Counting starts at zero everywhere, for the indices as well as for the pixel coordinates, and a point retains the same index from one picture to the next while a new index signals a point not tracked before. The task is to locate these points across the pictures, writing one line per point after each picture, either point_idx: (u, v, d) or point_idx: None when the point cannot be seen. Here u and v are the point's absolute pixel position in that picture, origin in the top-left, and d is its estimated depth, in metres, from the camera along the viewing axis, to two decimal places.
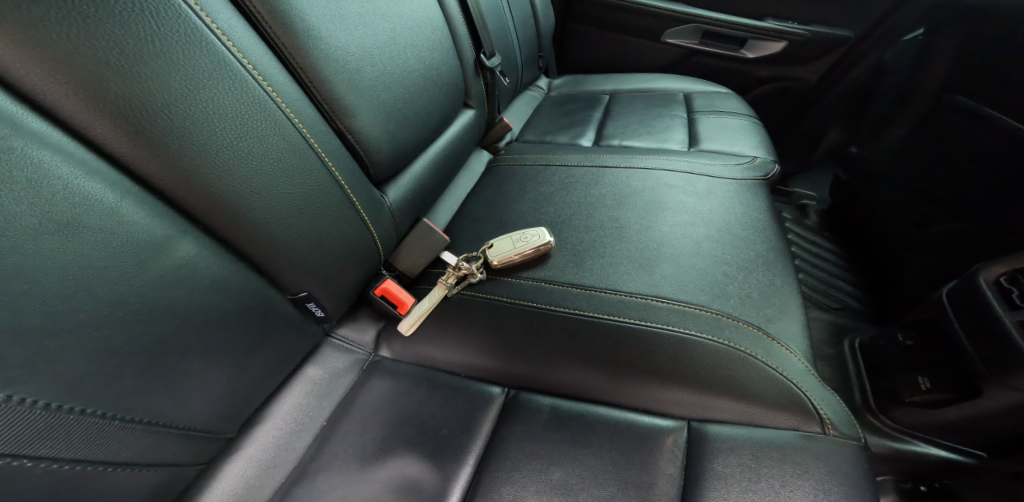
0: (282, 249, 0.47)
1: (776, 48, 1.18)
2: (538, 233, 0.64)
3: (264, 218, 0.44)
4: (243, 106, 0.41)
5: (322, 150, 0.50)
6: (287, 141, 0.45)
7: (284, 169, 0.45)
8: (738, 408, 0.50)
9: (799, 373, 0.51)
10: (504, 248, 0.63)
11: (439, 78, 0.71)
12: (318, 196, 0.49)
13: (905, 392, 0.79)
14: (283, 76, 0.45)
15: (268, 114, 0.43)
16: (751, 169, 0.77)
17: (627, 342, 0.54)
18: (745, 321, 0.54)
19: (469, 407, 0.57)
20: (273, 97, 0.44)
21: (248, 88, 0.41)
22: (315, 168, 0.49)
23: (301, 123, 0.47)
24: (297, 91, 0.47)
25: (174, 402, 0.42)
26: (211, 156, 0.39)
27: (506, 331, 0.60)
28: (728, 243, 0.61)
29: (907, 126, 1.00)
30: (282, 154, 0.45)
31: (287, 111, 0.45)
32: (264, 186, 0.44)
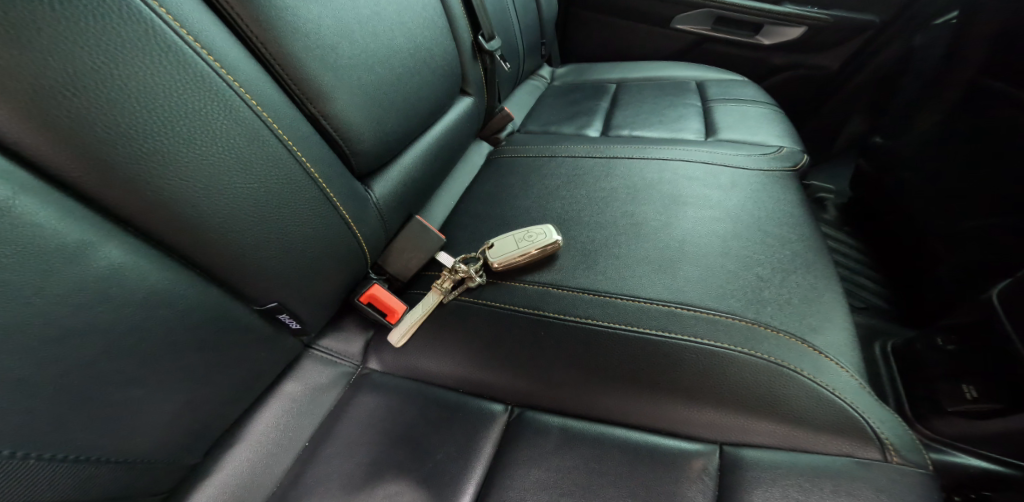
0: (241, 254, 0.40)
1: (794, 35, 1.11)
2: (544, 231, 0.56)
3: (216, 219, 0.37)
4: (179, 83, 0.34)
5: (289, 137, 0.42)
6: (243, 127, 0.38)
7: (237, 160, 0.38)
8: (781, 431, 0.44)
9: (852, 390, 0.44)
10: (506, 249, 0.56)
11: (432, 60, 0.64)
12: (283, 191, 0.42)
13: (947, 400, 0.71)
14: (236, 48, 0.38)
15: (213, 94, 0.36)
16: (777, 159, 0.70)
17: (649, 356, 0.47)
18: (786, 332, 0.47)
19: (467, 428, 0.50)
20: (222, 74, 0.36)
21: (187, 61, 0.34)
22: (279, 159, 0.41)
23: (259, 105, 0.39)
24: (255, 66, 0.40)
25: (114, 432, 0.36)
26: (137, 145, 0.32)
27: (509, 341, 0.53)
28: (758, 242, 0.54)
29: (938, 114, 0.93)
30: (237, 143, 0.38)
31: (240, 91, 0.38)
32: (211, 180, 0.36)
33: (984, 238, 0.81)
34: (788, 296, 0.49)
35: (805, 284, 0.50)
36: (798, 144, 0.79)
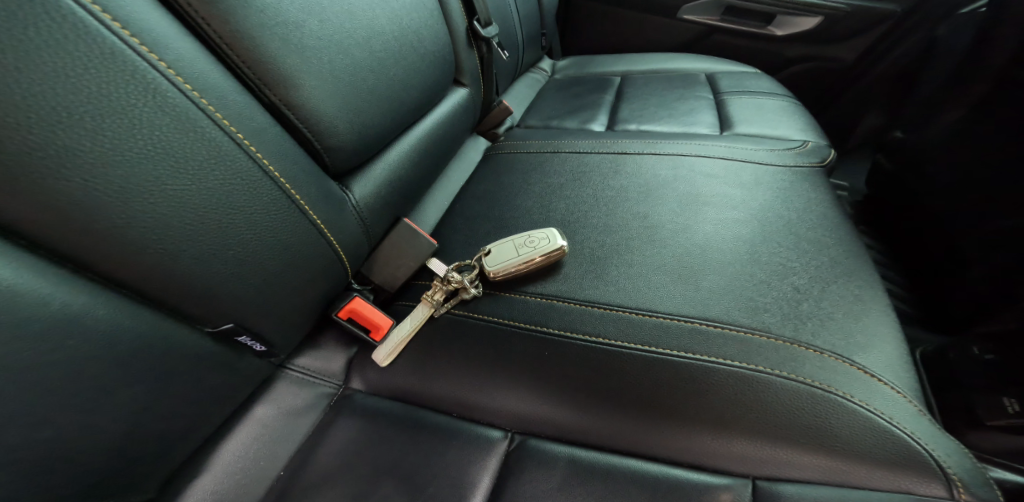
0: (180, 269, 0.34)
1: (809, 24, 1.05)
2: (547, 236, 0.50)
3: (142, 228, 0.31)
4: (80, 60, 0.27)
5: (238, 128, 0.36)
6: (177, 117, 0.32)
7: (166, 155, 0.31)
8: (828, 465, 0.37)
9: (909, 417, 0.38)
10: (505, 256, 0.50)
11: (419, 45, 0.58)
12: (231, 193, 0.35)
13: (984, 413, 0.63)
14: (166, 23, 0.32)
15: (130, 74, 0.29)
16: (802, 154, 0.64)
17: (668, 379, 0.41)
18: (830, 351, 0.40)
19: (463, 460, 0.43)
20: (145, 53, 0.30)
21: (90, 32, 0.27)
22: (225, 154, 0.35)
23: (196, 90, 0.33)
24: (194, 46, 0.34)
25: (30, 481, 0.29)
26: (20, 135, 0.25)
27: (508, 360, 0.46)
28: (791, 247, 0.48)
29: (963, 107, 0.87)
30: (167, 136, 0.31)
31: (169, 72, 0.31)
32: (130, 180, 0.30)
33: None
34: (832, 311, 0.43)
35: (848, 296, 0.44)
36: (822, 138, 0.73)
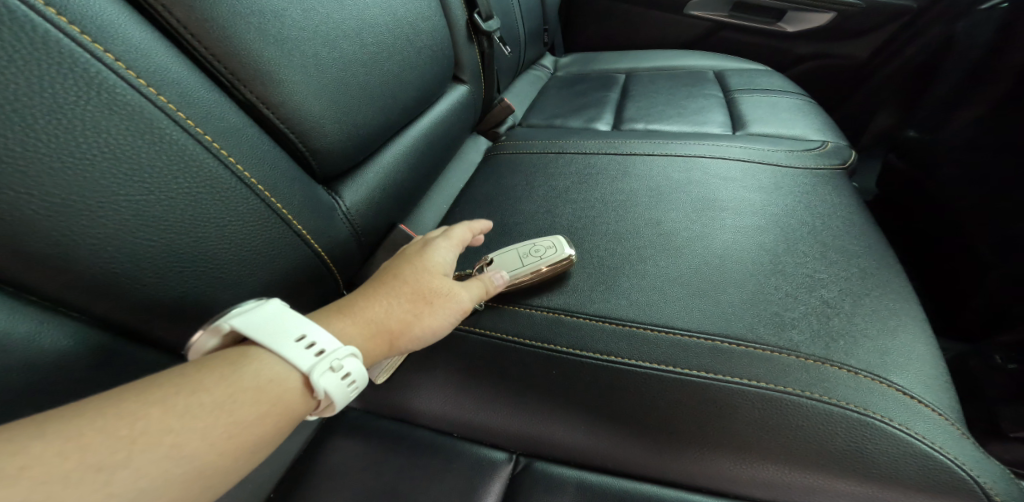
0: (139, 284, 0.30)
1: (820, 21, 1.02)
2: (555, 244, 0.46)
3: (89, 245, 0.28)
4: (5, 50, 0.24)
5: (203, 129, 0.32)
6: (130, 117, 0.28)
7: (115, 158, 0.28)
8: (860, 494, 0.34)
9: (956, 442, 0.34)
10: (508, 267, 0.46)
11: (415, 39, 0.54)
12: (197, 199, 0.32)
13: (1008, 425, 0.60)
14: (118, 11, 0.29)
15: (67, 65, 0.26)
16: (822, 156, 0.60)
17: (684, 401, 0.38)
18: (865, 372, 0.36)
19: (465, 484, 0.40)
20: (89, 45, 0.27)
21: (15, 18, 0.24)
22: (187, 157, 0.31)
23: (151, 86, 0.30)
24: (152, 36, 0.31)
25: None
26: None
27: (511, 378, 0.42)
28: (818, 257, 0.45)
29: (981, 107, 0.83)
30: (118, 139, 0.28)
31: (116, 64, 0.28)
32: (73, 188, 0.26)
33: None
34: (865, 327, 0.39)
35: (880, 309, 0.41)
36: (840, 138, 0.70)
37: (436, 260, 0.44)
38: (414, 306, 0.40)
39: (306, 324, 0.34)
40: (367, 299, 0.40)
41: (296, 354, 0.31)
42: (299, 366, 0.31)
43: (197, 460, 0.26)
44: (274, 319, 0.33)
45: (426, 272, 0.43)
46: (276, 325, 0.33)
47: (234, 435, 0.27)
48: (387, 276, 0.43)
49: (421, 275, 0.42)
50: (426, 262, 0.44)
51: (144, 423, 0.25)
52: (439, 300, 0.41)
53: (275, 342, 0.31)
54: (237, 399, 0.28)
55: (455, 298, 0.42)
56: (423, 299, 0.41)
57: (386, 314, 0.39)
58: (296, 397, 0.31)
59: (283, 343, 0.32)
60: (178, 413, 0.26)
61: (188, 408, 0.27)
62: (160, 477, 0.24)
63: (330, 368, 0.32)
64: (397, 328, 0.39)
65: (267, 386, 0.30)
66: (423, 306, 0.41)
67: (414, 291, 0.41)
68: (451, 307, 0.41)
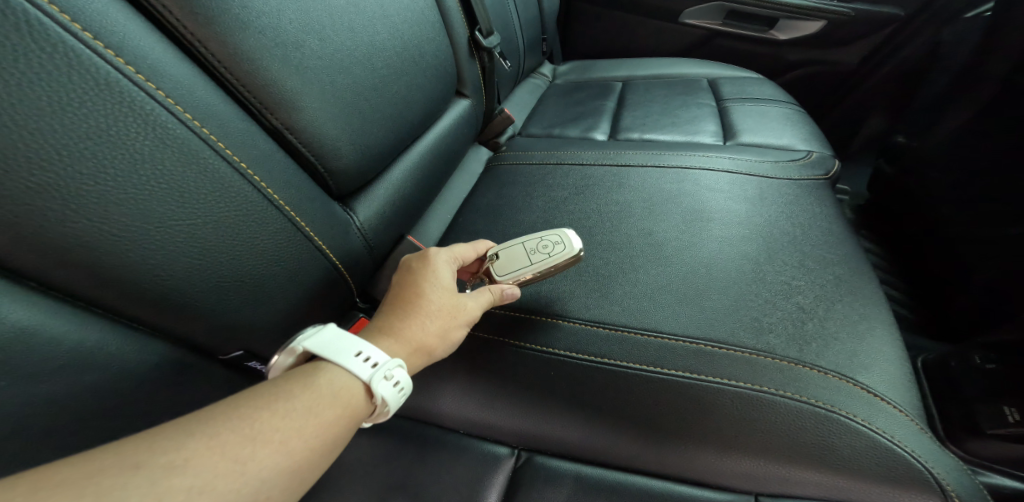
0: (185, 296, 0.34)
1: (811, 29, 1.04)
2: (564, 239, 0.49)
3: (144, 263, 0.31)
4: (74, 91, 0.27)
5: (238, 156, 0.36)
6: (175, 148, 0.32)
7: (167, 185, 0.31)
8: (831, 483, 0.38)
9: (914, 437, 0.38)
10: (517, 264, 0.49)
11: (421, 58, 0.58)
12: (234, 220, 0.35)
13: (983, 422, 0.61)
14: (167, 52, 0.32)
15: (128, 105, 0.29)
16: (807, 166, 0.64)
17: (673, 400, 0.41)
18: (835, 372, 0.40)
19: (471, 477, 0.44)
20: (143, 84, 0.30)
21: (82, 62, 0.27)
22: (226, 183, 0.35)
23: (195, 119, 0.33)
24: (193, 72, 0.34)
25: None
26: (13, 171, 0.25)
27: (515, 380, 0.46)
28: (798, 266, 0.48)
29: (969, 112, 0.85)
30: (168, 169, 0.31)
31: (167, 101, 0.31)
32: (133, 214, 0.30)
33: None
34: (837, 331, 0.43)
35: (854, 314, 0.44)
36: (825, 148, 0.73)
37: (444, 273, 0.46)
38: (441, 318, 0.43)
39: (361, 342, 0.38)
40: (395, 318, 0.42)
41: (356, 367, 0.36)
42: (360, 376, 0.36)
43: (294, 456, 0.31)
44: (332, 339, 0.38)
45: (444, 286, 0.45)
46: (339, 344, 0.38)
47: (319, 435, 0.33)
48: (404, 292, 0.44)
49: (437, 288, 0.44)
50: (439, 273, 0.46)
51: (258, 424, 0.31)
52: (461, 311, 0.44)
53: (339, 357, 0.36)
54: (317, 405, 0.33)
55: (473, 308, 0.45)
56: (445, 311, 0.43)
57: (417, 328, 0.42)
58: (360, 403, 0.36)
59: (344, 357, 0.36)
60: (279, 417, 0.32)
61: (284, 414, 0.32)
62: (270, 469, 0.30)
63: (384, 377, 0.36)
64: (430, 343, 0.42)
65: (339, 395, 0.35)
66: (449, 318, 0.43)
67: (437, 303, 0.43)
68: (471, 316, 0.44)
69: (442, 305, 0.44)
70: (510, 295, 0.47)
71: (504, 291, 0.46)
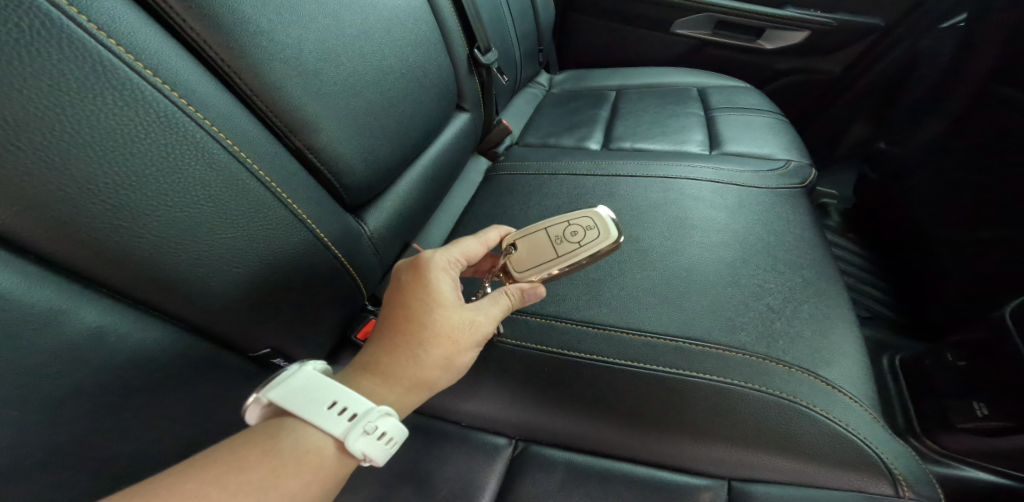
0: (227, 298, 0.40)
1: (798, 39, 1.08)
2: (593, 225, 0.50)
3: (201, 271, 0.37)
4: (151, 130, 0.33)
5: (271, 177, 0.41)
6: (222, 173, 0.37)
7: (216, 206, 0.37)
8: (793, 468, 0.42)
9: (866, 425, 0.43)
10: (543, 254, 0.50)
11: (425, 79, 0.63)
12: (269, 235, 0.41)
13: (956, 416, 0.65)
14: (213, 87, 0.38)
15: (189, 140, 0.35)
16: (785, 176, 0.68)
17: (654, 393, 0.45)
18: (800, 367, 0.45)
19: (473, 464, 0.48)
20: (200, 121, 0.36)
21: (147, 99, 0.33)
22: (262, 203, 0.40)
23: (235, 145, 0.39)
24: (232, 102, 0.39)
25: (97, 481, 0.35)
26: (94, 191, 0.31)
27: (512, 377, 0.50)
28: (770, 270, 0.53)
29: (947, 119, 0.89)
30: (218, 192, 0.37)
31: (219, 135, 0.37)
32: (191, 230, 0.36)
33: (998, 249, 0.76)
34: (802, 329, 0.48)
35: (818, 313, 0.50)
36: (804, 157, 0.78)
37: (448, 296, 0.44)
38: (445, 348, 0.43)
39: (344, 391, 0.38)
40: (396, 351, 0.42)
41: (329, 422, 0.35)
42: (333, 432, 0.35)
43: None
44: (306, 388, 0.37)
45: (448, 311, 0.43)
46: (321, 395, 0.37)
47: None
48: (401, 320, 0.43)
49: (437, 314, 0.43)
50: (436, 295, 0.44)
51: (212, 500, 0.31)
52: (466, 337, 0.44)
53: (310, 412, 0.36)
54: (281, 472, 0.34)
55: (479, 330, 0.44)
56: (449, 339, 0.43)
57: (421, 362, 0.42)
58: (334, 459, 0.36)
59: (320, 413, 0.36)
60: (235, 490, 0.32)
61: (241, 486, 0.32)
62: None
63: (364, 432, 0.35)
64: (437, 373, 0.43)
65: (308, 457, 0.35)
66: (454, 345, 0.43)
67: (439, 332, 0.43)
68: (480, 338, 0.44)
69: (446, 334, 0.43)
70: (533, 296, 0.47)
71: (532, 293, 0.47)
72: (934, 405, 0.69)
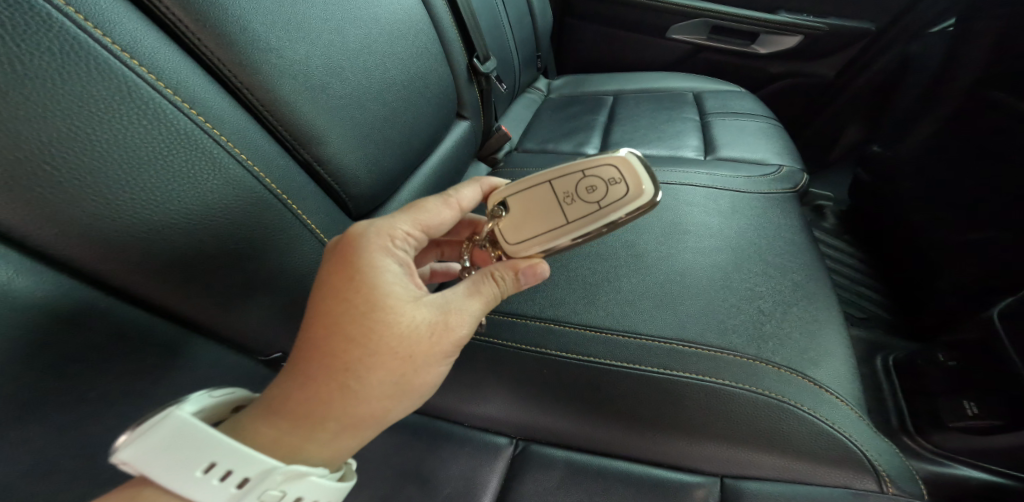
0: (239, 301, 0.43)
1: (791, 43, 1.09)
2: (618, 177, 0.39)
3: (218, 276, 0.40)
4: (176, 152, 0.36)
5: (282, 189, 0.44)
6: (238, 188, 0.40)
7: (232, 219, 0.40)
8: (781, 464, 0.44)
9: (850, 423, 0.45)
10: (547, 218, 0.41)
11: (427, 90, 0.65)
12: (279, 243, 0.44)
13: (946, 415, 0.67)
14: (229, 107, 0.40)
15: (211, 160, 0.38)
16: (777, 181, 0.70)
17: (649, 393, 0.47)
18: (788, 367, 0.47)
19: (475, 462, 0.50)
20: (221, 141, 0.38)
21: (169, 119, 0.35)
22: (274, 215, 0.43)
23: (250, 160, 0.41)
24: (246, 119, 0.41)
25: None
26: (119, 204, 0.34)
27: (513, 378, 0.52)
28: (760, 275, 0.55)
29: (937, 122, 0.90)
30: (235, 206, 0.40)
31: (238, 154, 0.40)
32: (210, 241, 0.39)
33: (987, 250, 0.78)
34: (791, 331, 0.50)
35: (807, 316, 0.52)
36: (796, 162, 0.80)
37: (396, 298, 0.35)
38: (399, 366, 0.35)
39: (230, 449, 0.29)
40: (331, 384, 0.33)
41: (211, 493, 0.29)
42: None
43: None
44: (173, 443, 0.28)
45: (396, 318, 0.34)
46: (199, 452, 0.29)
47: None
48: (331, 341, 0.34)
49: (382, 321, 0.34)
50: (378, 296, 0.35)
51: None
52: (428, 348, 0.35)
53: (183, 479, 0.28)
54: None
55: (452, 334, 0.37)
56: (403, 356, 0.34)
57: (367, 391, 0.34)
58: None
59: (196, 482, 0.28)
60: None
61: None
62: None
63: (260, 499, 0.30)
64: (392, 399, 0.35)
65: None
66: (412, 362, 0.35)
67: (389, 347, 0.34)
68: (455, 343, 0.37)
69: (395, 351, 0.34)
70: (529, 276, 0.41)
71: (532, 273, 0.40)
72: (926, 405, 0.70)
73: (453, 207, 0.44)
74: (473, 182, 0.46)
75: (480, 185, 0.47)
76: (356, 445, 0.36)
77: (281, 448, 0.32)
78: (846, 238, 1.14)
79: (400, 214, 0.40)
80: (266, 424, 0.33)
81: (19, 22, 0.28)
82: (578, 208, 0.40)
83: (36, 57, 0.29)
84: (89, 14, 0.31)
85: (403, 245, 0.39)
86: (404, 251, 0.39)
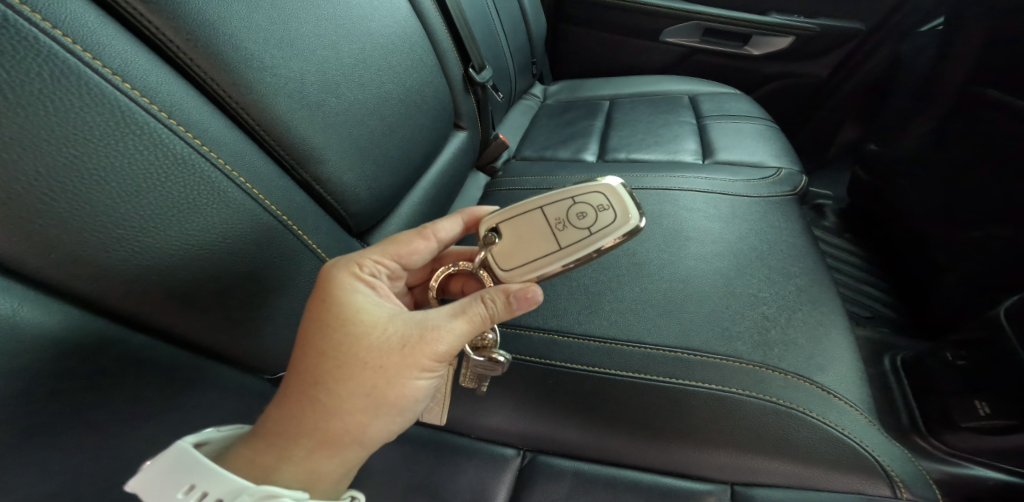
0: (244, 320, 0.43)
1: (783, 44, 1.09)
2: (606, 205, 0.41)
3: (221, 300, 0.40)
4: (173, 178, 0.35)
5: (282, 211, 0.44)
6: (240, 212, 0.40)
7: (231, 242, 0.40)
8: (792, 470, 0.44)
9: (860, 428, 0.45)
10: (539, 245, 0.41)
11: (423, 101, 0.65)
12: (281, 264, 0.44)
13: (959, 415, 0.66)
14: (228, 130, 0.40)
15: (208, 183, 0.37)
16: (776, 184, 0.71)
17: (657, 401, 0.47)
18: (795, 374, 0.47)
19: (484, 475, 0.49)
20: (221, 166, 0.38)
21: (166, 143, 0.35)
22: (274, 235, 0.43)
23: (248, 182, 0.41)
24: (244, 140, 0.42)
25: None
26: (115, 231, 0.33)
27: (519, 390, 0.52)
28: (761, 280, 0.56)
29: (932, 120, 0.91)
30: (236, 228, 0.40)
31: (238, 178, 0.40)
32: (208, 265, 0.38)
33: (991, 247, 0.78)
34: (795, 336, 0.51)
35: (811, 321, 0.53)
36: (793, 164, 0.80)
37: (367, 309, 0.38)
38: (370, 377, 0.36)
39: (211, 474, 0.31)
40: (304, 399, 0.36)
41: None
42: None
43: None
44: (162, 469, 0.31)
45: (360, 336, 0.37)
46: (184, 475, 0.31)
47: None
48: (306, 356, 0.37)
49: (351, 335, 0.37)
50: (350, 313, 0.37)
51: None
52: (398, 360, 0.36)
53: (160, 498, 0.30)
54: None
55: (429, 350, 0.37)
56: (373, 365, 0.36)
57: (338, 401, 0.36)
58: None
59: None
60: None
61: None
62: None
63: None
64: (365, 409, 0.37)
65: None
66: (383, 373, 0.36)
67: (359, 358, 0.36)
68: (434, 358, 0.37)
69: (364, 360, 0.36)
70: (522, 301, 0.38)
71: (525, 297, 0.38)
72: (939, 404, 0.70)
73: (427, 237, 0.45)
74: (454, 215, 0.48)
75: (462, 217, 0.48)
76: (339, 465, 0.37)
77: (254, 469, 0.34)
78: (846, 236, 1.14)
79: (373, 247, 0.43)
80: (228, 450, 0.35)
81: (11, 50, 0.28)
82: (569, 234, 0.41)
83: (33, 90, 0.29)
84: (80, 38, 0.31)
85: (374, 273, 0.42)
86: (377, 279, 0.42)
